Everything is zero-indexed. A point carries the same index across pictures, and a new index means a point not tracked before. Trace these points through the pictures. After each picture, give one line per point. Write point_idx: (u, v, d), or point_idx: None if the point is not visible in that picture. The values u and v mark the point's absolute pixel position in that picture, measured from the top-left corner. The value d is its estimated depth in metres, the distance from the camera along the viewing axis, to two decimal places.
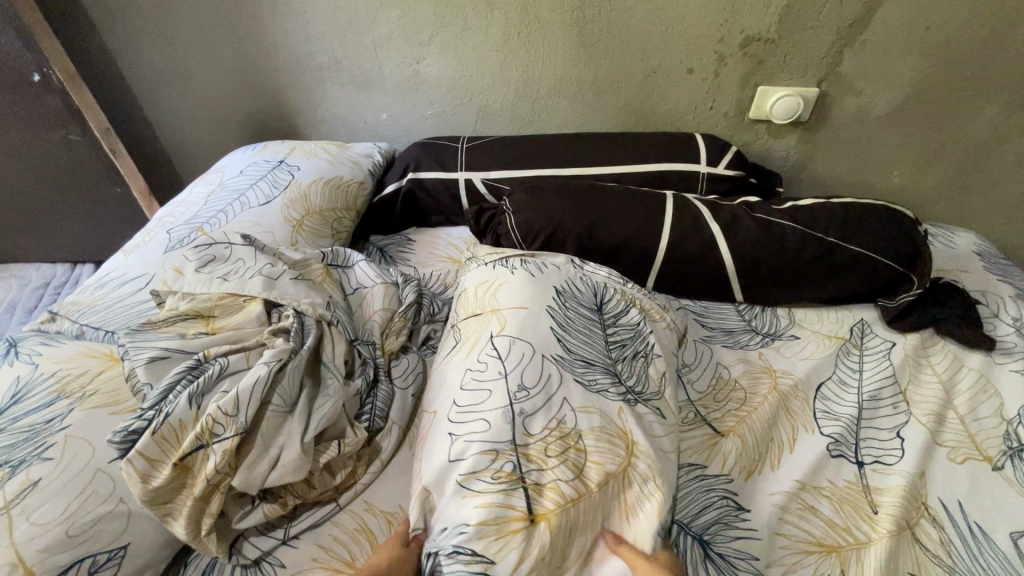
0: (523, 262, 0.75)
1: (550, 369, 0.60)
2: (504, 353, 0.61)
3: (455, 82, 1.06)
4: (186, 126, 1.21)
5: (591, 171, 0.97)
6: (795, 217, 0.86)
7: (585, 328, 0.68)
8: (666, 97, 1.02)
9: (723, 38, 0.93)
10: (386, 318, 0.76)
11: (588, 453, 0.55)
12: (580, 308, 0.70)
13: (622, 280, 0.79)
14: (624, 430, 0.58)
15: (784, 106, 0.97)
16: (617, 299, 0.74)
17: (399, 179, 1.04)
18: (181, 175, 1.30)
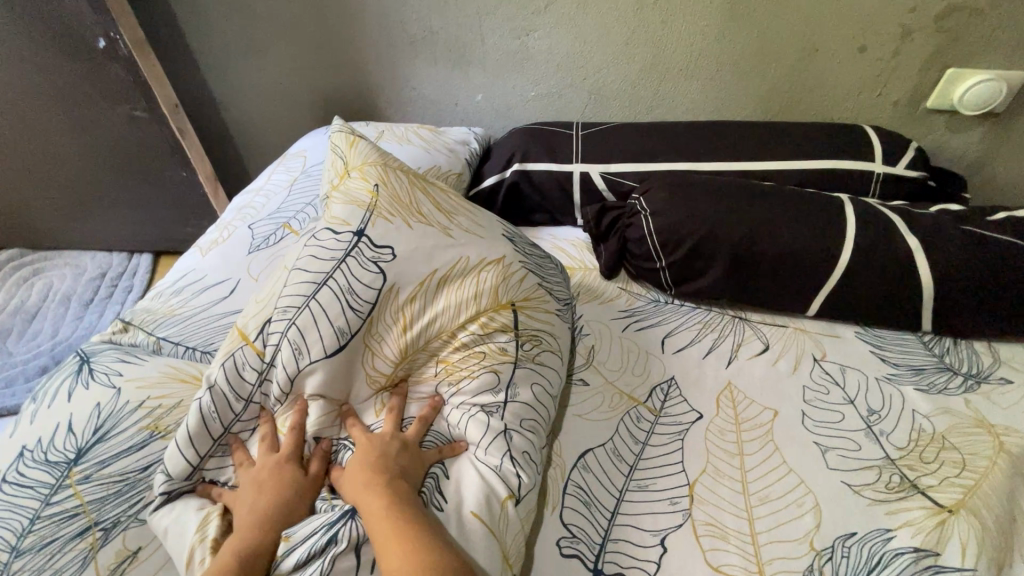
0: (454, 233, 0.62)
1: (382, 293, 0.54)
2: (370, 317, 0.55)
3: (569, 59, 0.91)
4: (254, 104, 1.09)
5: (740, 167, 0.81)
6: (1011, 232, 0.70)
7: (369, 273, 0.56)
8: (826, 80, 0.85)
9: (915, 8, 0.76)
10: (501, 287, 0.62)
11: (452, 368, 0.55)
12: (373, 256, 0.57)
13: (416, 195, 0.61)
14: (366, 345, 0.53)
15: (980, 93, 0.80)
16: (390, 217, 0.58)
17: (502, 170, 0.89)
18: (245, 158, 1.18)
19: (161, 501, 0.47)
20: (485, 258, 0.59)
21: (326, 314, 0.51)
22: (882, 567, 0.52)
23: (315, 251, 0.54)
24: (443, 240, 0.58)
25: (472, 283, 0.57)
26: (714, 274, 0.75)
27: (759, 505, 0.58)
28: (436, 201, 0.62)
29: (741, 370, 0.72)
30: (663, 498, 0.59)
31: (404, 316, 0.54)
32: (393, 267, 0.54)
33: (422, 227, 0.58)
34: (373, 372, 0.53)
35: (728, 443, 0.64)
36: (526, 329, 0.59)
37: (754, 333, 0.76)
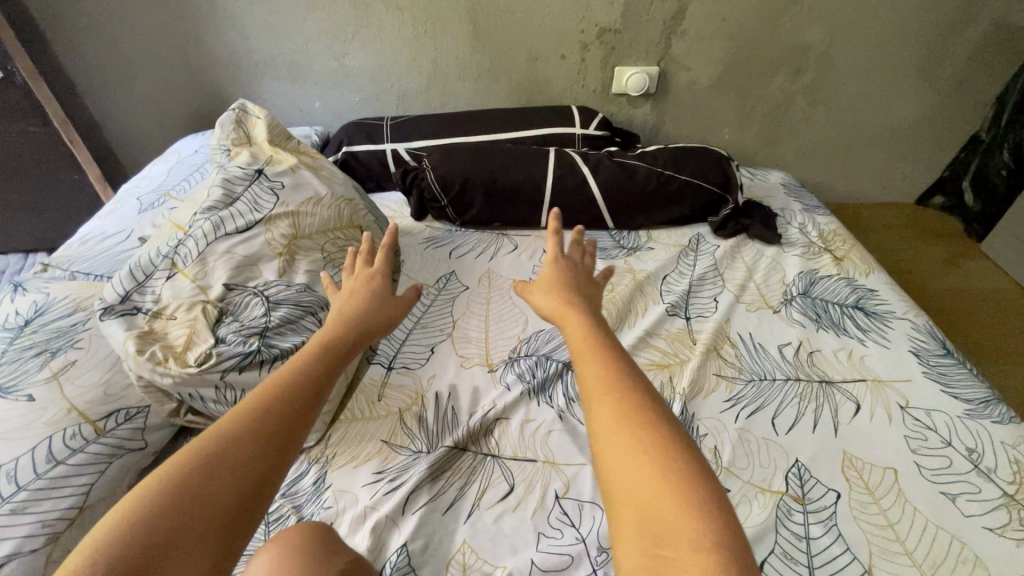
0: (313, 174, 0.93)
1: (269, 202, 0.83)
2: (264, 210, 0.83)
3: (376, 71, 1.28)
4: (132, 121, 1.35)
5: (492, 138, 1.23)
6: (641, 158, 1.15)
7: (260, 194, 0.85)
8: (548, 77, 1.29)
9: (584, 30, 1.22)
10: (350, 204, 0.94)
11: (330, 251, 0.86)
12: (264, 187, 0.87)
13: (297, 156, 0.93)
14: (272, 233, 0.81)
15: (636, 81, 1.28)
16: (279, 165, 0.89)
17: (335, 153, 1.25)
18: (128, 167, 1.43)
19: (105, 314, 0.68)
20: (343, 196, 0.93)
21: (240, 212, 0.80)
22: (553, 339, 0.92)
23: (228, 179, 0.84)
24: (315, 179, 0.91)
25: (335, 209, 0.90)
26: (478, 204, 1.15)
27: (493, 324, 0.96)
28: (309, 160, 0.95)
29: (497, 261, 1.11)
30: (435, 329, 0.95)
31: (294, 218, 0.84)
32: (284, 193, 0.86)
33: (304, 172, 0.90)
34: (273, 244, 0.80)
35: (480, 299, 1.01)
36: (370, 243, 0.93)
37: (508, 241, 1.16)
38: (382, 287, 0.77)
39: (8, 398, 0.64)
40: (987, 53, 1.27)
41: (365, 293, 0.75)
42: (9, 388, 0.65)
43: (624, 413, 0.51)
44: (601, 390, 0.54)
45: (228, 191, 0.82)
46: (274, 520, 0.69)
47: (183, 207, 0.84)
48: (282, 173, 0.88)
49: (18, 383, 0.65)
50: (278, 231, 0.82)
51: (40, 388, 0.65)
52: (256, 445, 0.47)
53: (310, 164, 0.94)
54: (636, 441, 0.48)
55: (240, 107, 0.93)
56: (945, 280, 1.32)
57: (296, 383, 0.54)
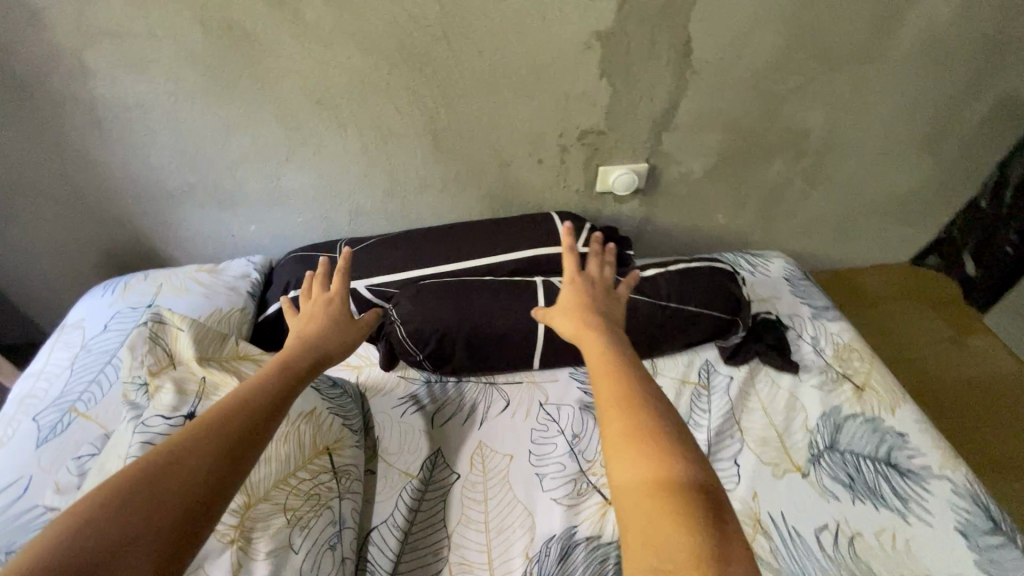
0: None
1: None
2: None
3: (321, 189, 1.08)
4: (23, 263, 1.11)
5: (467, 266, 1.06)
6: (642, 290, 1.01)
7: None
8: (524, 182, 1.12)
9: (563, 133, 1.05)
10: (312, 419, 0.78)
11: (297, 507, 0.70)
12: None
13: (238, 371, 0.76)
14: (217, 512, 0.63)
15: (623, 181, 1.12)
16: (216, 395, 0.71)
17: (282, 297, 1.05)
18: (27, 308, 1.19)
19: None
20: (301, 413, 0.77)
21: None
22: (569, 554, 0.79)
23: (150, 438, 0.64)
24: None
25: (294, 438, 0.74)
26: (459, 358, 0.99)
27: (496, 534, 0.82)
28: (255, 369, 0.78)
29: (489, 427, 0.96)
30: (428, 552, 0.81)
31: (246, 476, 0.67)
32: None
33: None
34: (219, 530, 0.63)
35: (476, 493, 0.87)
36: (339, 466, 0.78)
37: (498, 394, 1.01)
38: (338, 308, 0.82)
39: None
40: (992, 126, 1.18)
41: (321, 316, 0.80)
42: None
43: (637, 432, 0.55)
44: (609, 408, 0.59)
45: None
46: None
47: (92, 483, 0.64)
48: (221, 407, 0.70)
49: None
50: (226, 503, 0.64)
51: None
52: (185, 476, 0.51)
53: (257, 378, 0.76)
54: (634, 435, 0.55)
55: (151, 317, 0.75)
56: (947, 368, 1.28)
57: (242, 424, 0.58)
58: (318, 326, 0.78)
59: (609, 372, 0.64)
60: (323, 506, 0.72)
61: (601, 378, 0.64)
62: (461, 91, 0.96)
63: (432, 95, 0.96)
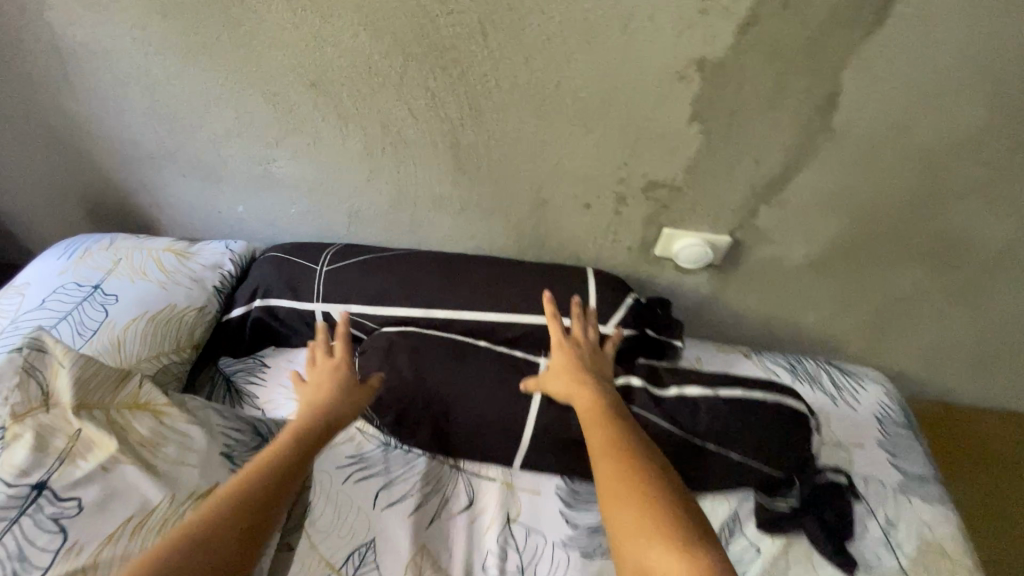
0: (149, 458, 0.59)
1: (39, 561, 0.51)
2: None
3: (317, 184, 0.89)
4: (13, 195, 1.03)
5: (464, 318, 0.85)
6: (672, 416, 0.76)
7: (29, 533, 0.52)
8: (562, 226, 0.88)
9: (623, 180, 0.79)
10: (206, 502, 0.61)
11: None
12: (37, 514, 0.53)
13: (125, 426, 0.60)
14: None
15: (691, 258, 0.85)
16: (80, 462, 0.56)
17: (248, 303, 0.89)
18: (22, 239, 1.13)
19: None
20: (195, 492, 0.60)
21: None
22: None
23: None
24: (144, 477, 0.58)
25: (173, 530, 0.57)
26: (422, 436, 0.81)
27: None
28: (151, 425, 0.61)
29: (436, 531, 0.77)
30: None
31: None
32: (78, 525, 0.54)
33: (124, 468, 0.57)
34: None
35: None
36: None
37: (463, 486, 0.81)
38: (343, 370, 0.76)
39: None
40: None
41: (329, 385, 0.74)
42: None
43: (630, 484, 0.56)
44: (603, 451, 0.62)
45: None
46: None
47: None
48: (77, 483, 0.55)
49: None
50: None
51: None
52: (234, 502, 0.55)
53: (148, 440, 0.60)
54: (627, 488, 0.56)
55: (31, 343, 0.60)
56: None
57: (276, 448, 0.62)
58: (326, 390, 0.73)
59: (602, 423, 0.65)
60: None
61: (592, 431, 0.65)
62: (495, 103, 0.72)
63: (457, 103, 0.72)
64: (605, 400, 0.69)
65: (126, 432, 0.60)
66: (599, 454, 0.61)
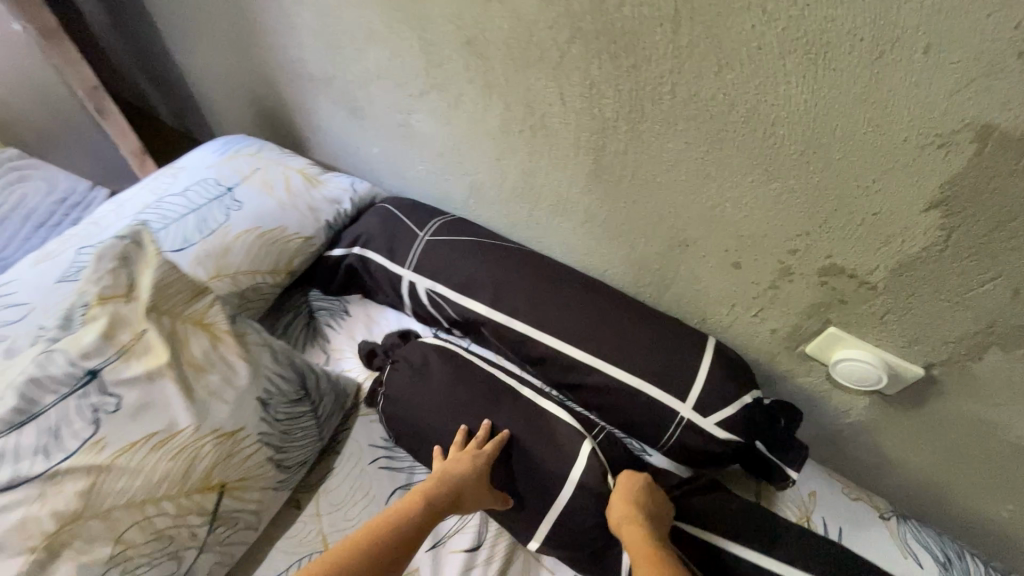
0: (194, 380, 0.60)
1: (74, 440, 0.54)
2: (58, 450, 0.53)
3: (448, 149, 0.83)
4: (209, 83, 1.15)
5: (543, 342, 0.74)
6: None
7: (75, 414, 0.54)
8: (696, 278, 0.71)
9: (796, 251, 0.60)
10: (226, 438, 0.60)
11: (137, 542, 0.55)
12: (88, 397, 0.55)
13: (186, 339, 0.61)
14: (40, 501, 0.52)
15: (850, 376, 0.64)
16: (134, 363, 0.57)
17: (348, 248, 0.88)
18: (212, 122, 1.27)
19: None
20: (217, 431, 0.60)
21: (14, 455, 0.52)
22: None
23: (35, 377, 0.54)
24: (180, 399, 0.58)
25: (186, 459, 0.57)
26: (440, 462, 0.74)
27: None
28: (202, 348, 0.61)
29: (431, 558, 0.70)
30: None
31: (98, 478, 0.53)
32: (113, 421, 0.55)
33: (165, 383, 0.58)
34: (28, 529, 0.51)
35: None
36: (224, 512, 0.60)
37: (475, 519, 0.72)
38: (486, 463, 0.66)
39: None
40: None
41: (468, 474, 0.65)
42: None
43: None
44: None
45: (26, 401, 0.54)
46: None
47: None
48: (123, 380, 0.56)
49: None
50: (58, 496, 0.52)
51: None
52: None
53: (199, 363, 0.60)
54: None
55: (126, 239, 0.61)
56: None
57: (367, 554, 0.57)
58: (454, 475, 0.64)
59: None
60: (168, 552, 0.56)
61: None
62: (660, 113, 0.57)
63: (615, 100, 0.59)
64: None
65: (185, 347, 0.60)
66: None
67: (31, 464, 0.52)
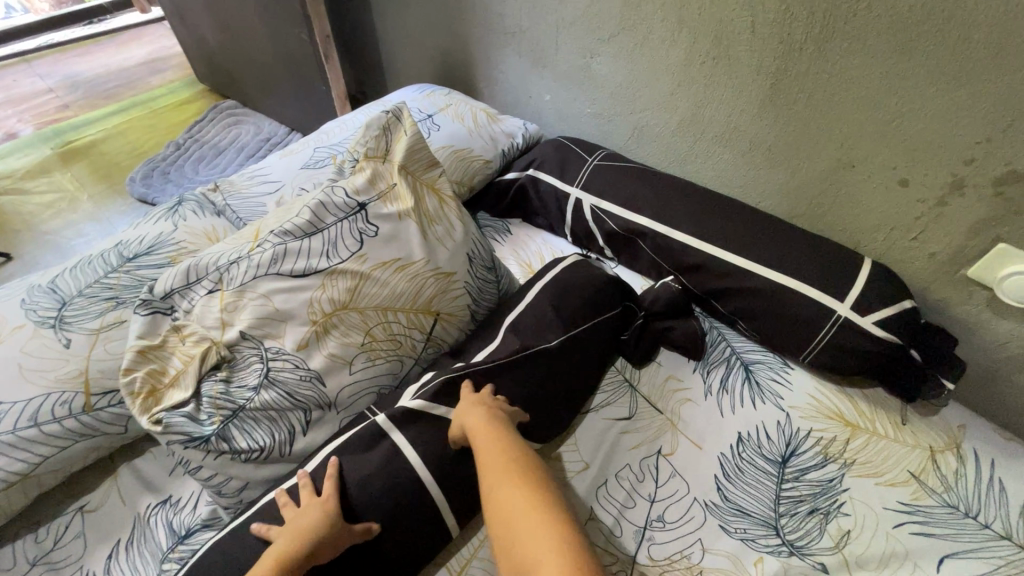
0: (428, 227, 0.75)
1: (344, 252, 0.70)
2: (335, 256, 0.70)
3: (622, 89, 0.95)
4: (402, 47, 1.37)
5: (703, 250, 0.83)
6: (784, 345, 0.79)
7: (347, 233, 0.71)
8: (855, 201, 0.78)
9: (972, 162, 0.65)
10: (444, 278, 0.74)
11: (377, 338, 0.70)
12: (357, 223, 0.72)
13: (421, 197, 0.76)
14: (322, 290, 0.68)
15: (1017, 293, 0.67)
16: (388, 205, 0.73)
17: (522, 170, 1.03)
18: (394, 84, 1.49)
19: (140, 305, 0.67)
20: (439, 269, 0.74)
21: (307, 254, 0.69)
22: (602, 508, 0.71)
23: (324, 203, 0.72)
24: (416, 238, 0.73)
25: (417, 284, 0.72)
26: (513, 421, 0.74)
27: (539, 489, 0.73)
28: (432, 205, 0.77)
29: (586, 421, 0.80)
30: None
31: (359, 281, 0.70)
32: (371, 244, 0.71)
33: (408, 223, 0.73)
34: (314, 306, 0.68)
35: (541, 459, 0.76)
36: (436, 336, 0.74)
37: (628, 400, 0.82)
38: (335, 497, 0.58)
39: (60, 335, 0.71)
40: None
41: (322, 513, 0.56)
42: (68, 323, 0.72)
43: (555, 533, 0.49)
44: (495, 461, 0.58)
45: (316, 218, 0.71)
46: (170, 504, 0.71)
47: (284, 208, 0.76)
48: (380, 215, 0.72)
49: (77, 322, 0.72)
50: (333, 288, 0.69)
51: (78, 339, 0.71)
52: None
53: (430, 216, 0.76)
54: (540, 524, 0.50)
55: (384, 117, 0.79)
56: None
57: (266, 567, 0.52)
58: (309, 523, 0.55)
59: (514, 474, 0.56)
60: (394, 354, 0.71)
61: (505, 483, 0.55)
62: (852, 30, 0.66)
63: (808, 21, 0.68)
64: (527, 461, 0.58)
65: (421, 202, 0.76)
66: (506, 503, 0.54)
67: (318, 262, 0.69)
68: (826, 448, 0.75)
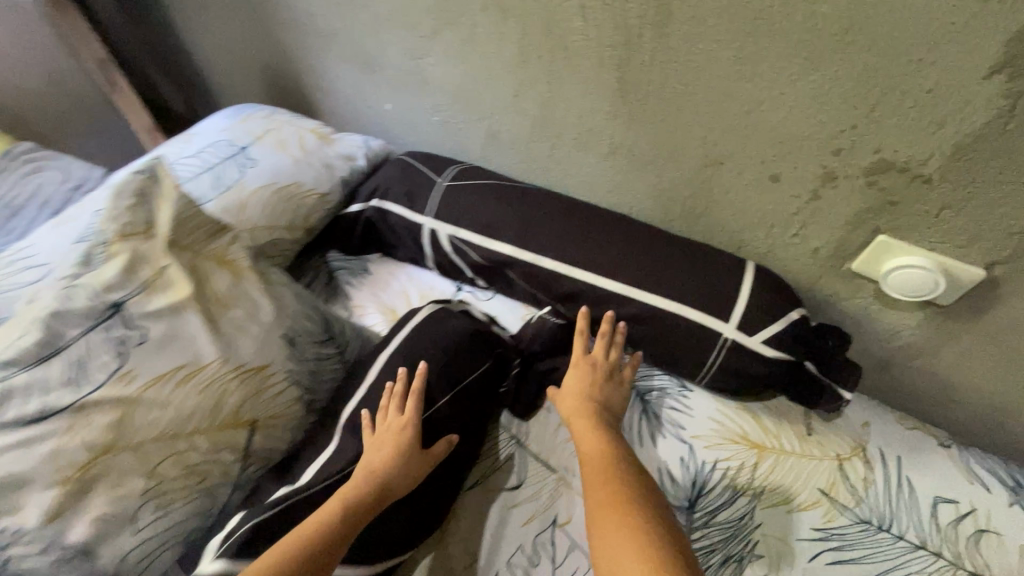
0: (222, 315, 0.59)
1: (100, 373, 0.52)
2: (86, 382, 0.51)
3: (463, 92, 0.81)
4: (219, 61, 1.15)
5: (576, 277, 0.72)
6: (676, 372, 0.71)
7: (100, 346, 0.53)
8: (728, 200, 0.69)
9: (840, 151, 0.56)
10: (254, 375, 0.59)
11: (168, 477, 0.53)
12: (112, 329, 0.54)
13: (207, 277, 0.59)
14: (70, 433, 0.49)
15: (903, 287, 0.61)
16: (157, 296, 0.56)
17: (366, 201, 0.86)
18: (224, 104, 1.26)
19: None
20: (246, 366, 0.58)
21: (41, 388, 0.50)
22: None
23: (57, 311, 0.53)
24: (205, 332, 0.57)
25: (216, 392, 0.56)
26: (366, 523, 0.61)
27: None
28: (224, 285, 0.60)
29: (469, 499, 0.68)
30: None
31: (127, 410, 0.52)
32: (139, 354, 0.54)
33: (191, 316, 0.57)
34: (59, 461, 0.49)
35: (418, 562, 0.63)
36: (256, 451, 0.59)
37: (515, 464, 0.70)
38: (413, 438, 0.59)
39: None
40: None
41: (397, 446, 0.58)
42: None
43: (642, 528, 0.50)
44: (587, 442, 0.61)
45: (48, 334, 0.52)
46: None
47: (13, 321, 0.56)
48: (145, 314, 0.55)
49: None
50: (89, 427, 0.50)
51: None
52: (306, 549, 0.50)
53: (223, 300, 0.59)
54: (624, 517, 0.51)
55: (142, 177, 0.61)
56: None
57: (345, 505, 0.54)
58: (385, 464, 0.57)
59: (604, 462, 0.58)
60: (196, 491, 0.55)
61: (595, 473, 0.57)
62: (689, 10, 0.55)
63: (641, 3, 0.57)
64: (619, 455, 0.59)
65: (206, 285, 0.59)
66: (594, 497, 0.54)
67: (59, 396, 0.50)
68: (733, 479, 0.67)
